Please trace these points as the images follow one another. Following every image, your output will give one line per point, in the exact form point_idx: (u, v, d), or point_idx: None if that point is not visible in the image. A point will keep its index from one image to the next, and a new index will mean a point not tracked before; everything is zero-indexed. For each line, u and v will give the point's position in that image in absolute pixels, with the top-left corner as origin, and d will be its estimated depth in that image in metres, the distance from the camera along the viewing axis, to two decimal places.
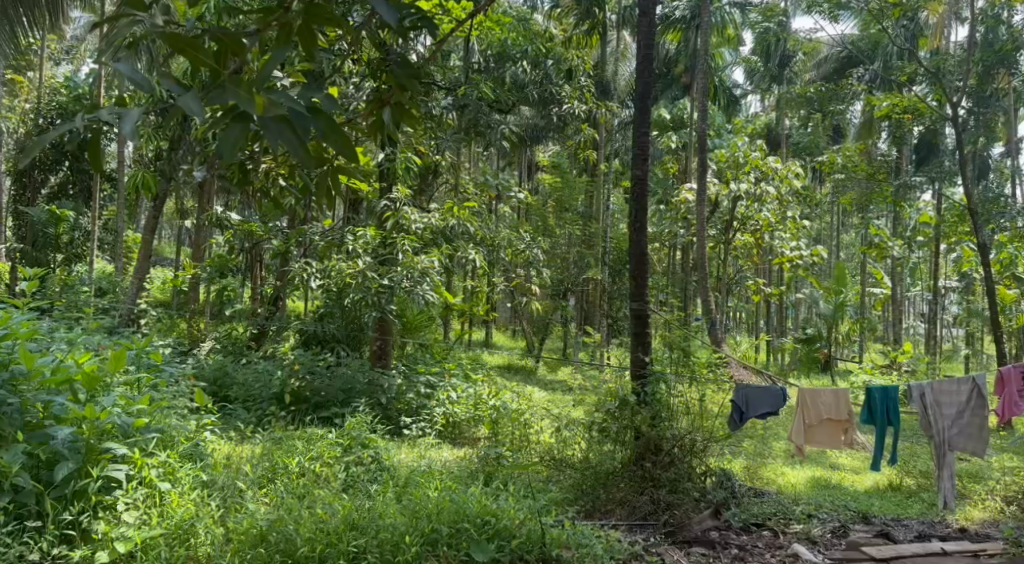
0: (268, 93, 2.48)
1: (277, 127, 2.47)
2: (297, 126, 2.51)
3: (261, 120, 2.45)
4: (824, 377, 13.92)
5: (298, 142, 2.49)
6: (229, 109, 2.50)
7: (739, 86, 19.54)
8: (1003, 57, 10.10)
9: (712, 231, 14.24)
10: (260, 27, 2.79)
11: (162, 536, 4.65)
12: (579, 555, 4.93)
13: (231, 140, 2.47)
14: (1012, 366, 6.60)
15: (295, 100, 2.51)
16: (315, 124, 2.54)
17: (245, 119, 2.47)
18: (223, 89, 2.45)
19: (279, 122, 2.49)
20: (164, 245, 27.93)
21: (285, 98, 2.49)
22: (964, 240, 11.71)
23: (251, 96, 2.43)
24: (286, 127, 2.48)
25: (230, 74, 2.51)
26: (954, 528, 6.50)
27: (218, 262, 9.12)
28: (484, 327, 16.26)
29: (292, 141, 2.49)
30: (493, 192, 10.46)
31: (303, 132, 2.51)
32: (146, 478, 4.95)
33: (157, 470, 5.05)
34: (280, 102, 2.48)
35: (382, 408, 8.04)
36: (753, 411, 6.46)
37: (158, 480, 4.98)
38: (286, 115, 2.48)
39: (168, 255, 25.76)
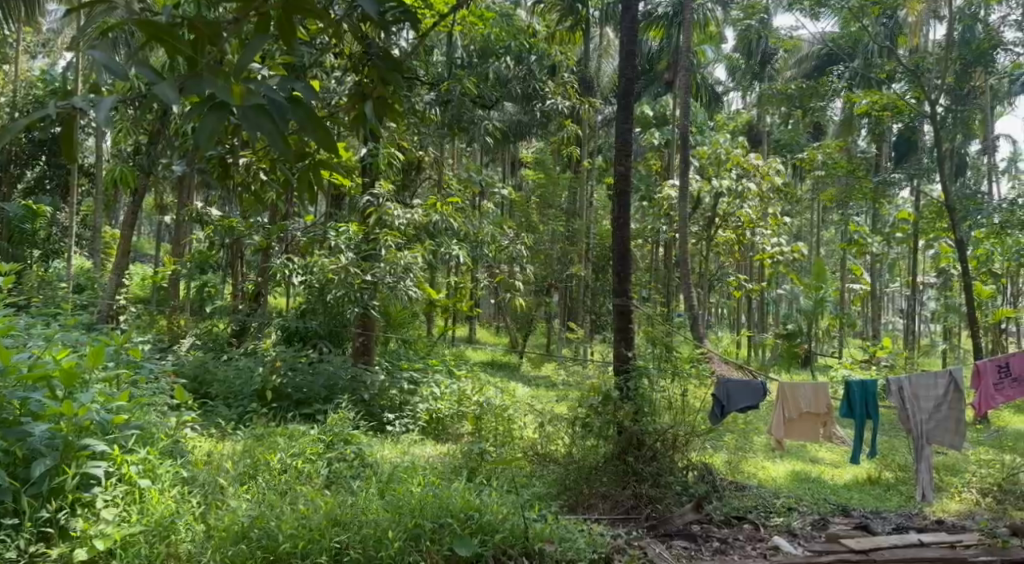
0: (246, 84, 2.48)
1: (256, 116, 2.46)
2: (276, 116, 2.49)
3: (239, 110, 2.44)
4: (805, 372, 14.03)
5: (277, 131, 2.48)
6: (207, 99, 2.50)
7: (722, 83, 19.68)
8: (981, 57, 10.10)
9: (694, 227, 14.29)
10: (240, 17, 2.77)
11: (143, 532, 4.62)
12: (562, 549, 4.97)
13: (208, 129, 2.44)
14: (988, 360, 6.67)
15: (274, 89, 2.50)
16: (293, 115, 2.54)
17: (222, 108, 2.47)
18: (200, 78, 2.46)
19: (258, 112, 2.47)
20: (143, 240, 27.81)
21: (262, 87, 2.49)
22: (942, 236, 11.82)
23: (228, 85, 2.43)
24: (265, 116, 2.47)
25: (207, 64, 2.52)
26: (931, 520, 6.59)
27: (198, 257, 9.09)
28: (466, 324, 16.29)
29: (271, 130, 2.47)
30: (476, 188, 10.49)
31: (281, 122, 2.50)
32: (126, 474, 4.94)
33: (137, 466, 5.02)
34: (257, 91, 2.48)
35: (366, 405, 8.10)
36: (733, 406, 6.51)
37: (138, 477, 4.96)
38: (264, 104, 2.48)
39: (149, 252, 25.69)
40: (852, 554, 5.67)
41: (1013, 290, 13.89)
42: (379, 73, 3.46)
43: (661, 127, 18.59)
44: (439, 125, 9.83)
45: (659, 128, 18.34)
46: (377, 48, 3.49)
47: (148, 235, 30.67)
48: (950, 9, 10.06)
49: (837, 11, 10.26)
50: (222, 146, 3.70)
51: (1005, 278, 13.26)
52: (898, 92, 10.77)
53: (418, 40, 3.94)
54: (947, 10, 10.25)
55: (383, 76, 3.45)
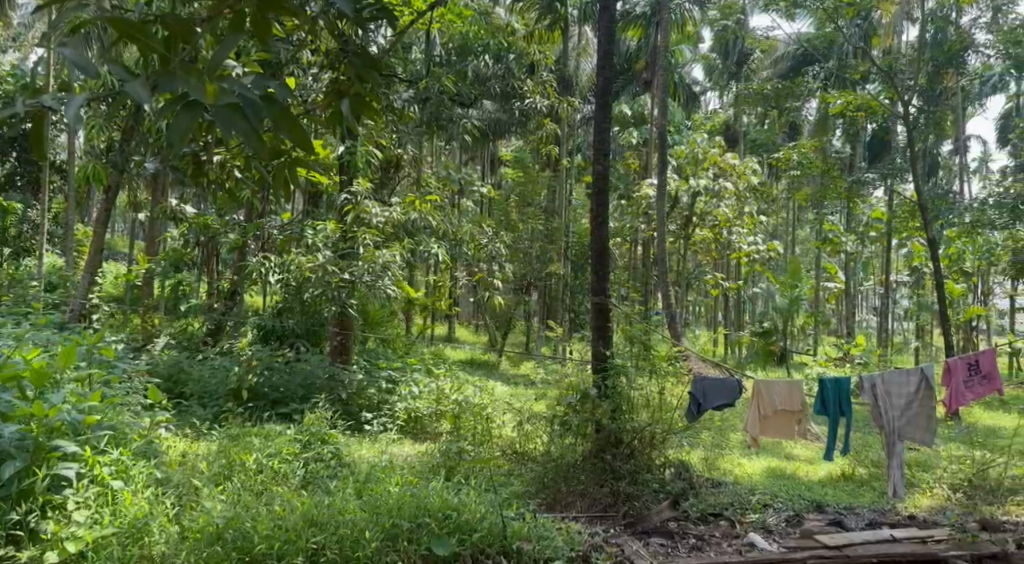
0: (219, 82, 2.48)
1: (229, 114, 2.46)
2: (248, 114, 2.48)
3: (212, 108, 2.44)
4: (780, 370, 14.14)
5: (251, 129, 2.48)
6: (180, 97, 2.51)
7: (698, 83, 19.80)
8: (953, 57, 10.17)
9: (672, 225, 14.31)
10: (213, 15, 2.76)
11: (115, 535, 4.60)
12: (540, 548, 5.01)
13: (181, 128, 2.44)
14: (958, 357, 6.76)
15: (248, 88, 2.50)
16: (267, 113, 2.53)
17: (195, 107, 2.46)
18: (173, 77, 2.46)
19: (231, 110, 2.46)
20: (116, 236, 27.50)
21: (236, 86, 2.48)
22: (915, 235, 11.95)
23: (201, 84, 2.44)
24: (238, 115, 2.47)
25: (180, 62, 2.50)
26: (903, 516, 6.69)
27: (173, 255, 9.03)
28: (445, 322, 16.28)
29: (244, 128, 2.47)
30: (455, 186, 10.49)
31: (255, 120, 2.50)
32: (98, 476, 4.91)
33: (109, 467, 5.02)
34: (232, 89, 2.48)
35: (343, 404, 8.10)
36: (709, 403, 6.54)
37: (110, 479, 4.94)
38: (237, 103, 2.47)
39: (123, 249, 25.50)
40: (827, 550, 5.73)
41: (984, 289, 14.09)
42: (356, 71, 3.46)
43: (639, 126, 18.66)
44: (417, 123, 9.83)
45: (637, 127, 18.41)
46: (353, 46, 3.50)
47: (121, 232, 30.35)
48: (922, 11, 10.17)
49: (812, 11, 10.32)
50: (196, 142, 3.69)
51: (976, 277, 13.43)
52: (872, 92, 10.86)
53: (395, 38, 3.97)
54: (919, 12, 10.38)
55: (359, 74, 3.44)
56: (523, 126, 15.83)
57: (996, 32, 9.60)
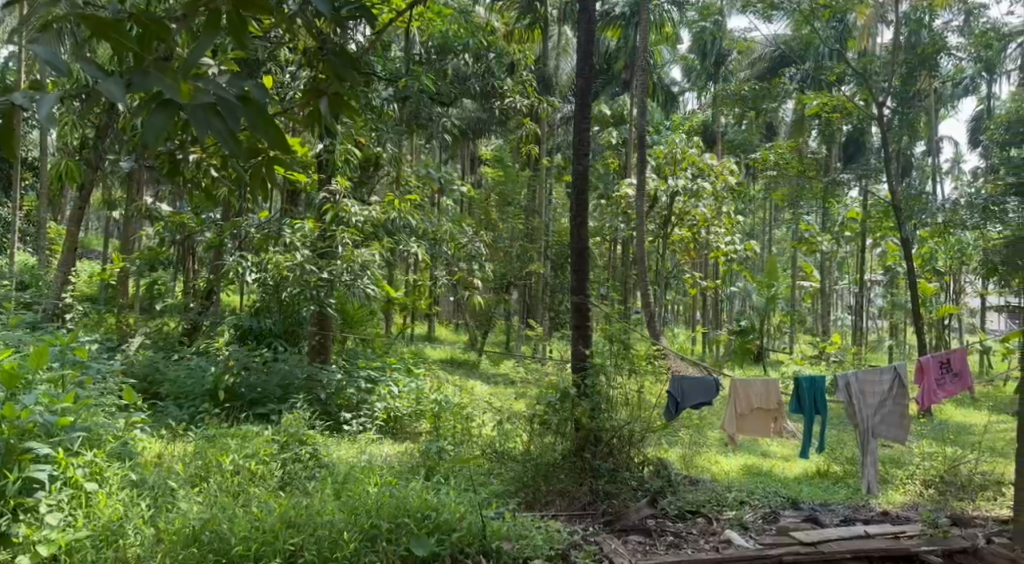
0: (194, 81, 2.47)
1: (205, 114, 2.47)
2: (224, 114, 2.49)
3: (188, 107, 2.45)
4: (757, 368, 14.27)
5: (227, 130, 2.49)
6: (154, 94, 2.50)
7: (677, 84, 19.93)
8: (926, 60, 10.31)
9: (652, 225, 14.39)
10: (189, 13, 2.75)
11: (88, 538, 4.59)
12: (519, 547, 5.09)
13: (156, 127, 2.44)
14: (931, 356, 6.85)
15: (223, 88, 2.50)
16: (243, 114, 2.54)
17: (170, 106, 2.46)
18: (147, 75, 2.45)
19: (206, 110, 2.47)
20: (89, 236, 27.24)
21: (211, 86, 2.48)
22: (888, 234, 12.10)
23: (176, 83, 2.43)
24: (215, 115, 2.48)
25: (155, 60, 2.50)
26: (877, 512, 6.78)
27: (149, 254, 8.97)
28: (425, 322, 16.30)
29: (219, 129, 2.48)
30: (435, 186, 10.52)
31: (231, 121, 2.51)
32: (72, 478, 4.94)
33: (83, 469, 5.03)
34: (207, 89, 2.48)
35: (322, 404, 8.11)
36: (688, 403, 6.65)
37: (84, 481, 4.97)
38: (214, 104, 2.47)
39: (98, 248, 25.35)
40: (802, 546, 5.79)
41: (956, 288, 14.30)
42: (334, 70, 3.48)
43: (619, 125, 18.76)
44: (396, 123, 9.85)
45: (617, 126, 18.52)
46: (332, 45, 3.52)
47: (95, 230, 30.09)
48: (897, 13, 10.29)
49: (789, 13, 10.39)
50: (172, 140, 3.68)
51: (949, 276, 13.62)
52: (848, 93, 10.98)
53: (374, 38, 4.00)
54: (893, 14, 10.51)
55: (338, 73, 3.46)
56: (503, 125, 15.86)
57: (968, 35, 9.73)
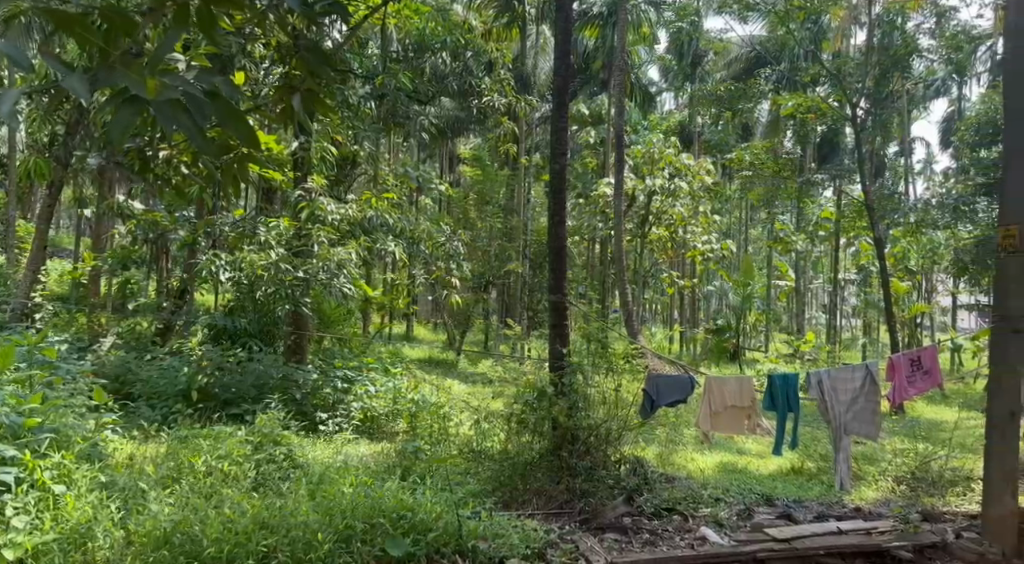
0: (161, 77, 2.48)
1: (171, 109, 2.47)
2: (192, 109, 2.50)
3: (154, 103, 2.46)
4: (733, 366, 14.36)
5: (195, 126, 2.51)
6: (121, 90, 2.50)
7: (655, 84, 20.03)
8: (899, 62, 10.41)
9: (629, 224, 14.45)
10: (157, 8, 2.76)
11: (56, 541, 4.55)
12: (495, 545, 5.12)
13: (121, 123, 2.45)
14: (902, 354, 6.94)
15: (191, 84, 2.53)
16: (211, 109, 2.54)
17: (137, 102, 2.47)
18: (112, 71, 2.45)
19: (173, 106, 2.48)
20: (60, 235, 26.95)
21: (178, 81, 2.49)
22: (862, 234, 12.23)
23: (142, 79, 2.43)
24: (181, 111, 2.49)
25: (120, 56, 2.50)
26: (849, 508, 6.85)
27: (121, 253, 8.89)
28: (402, 322, 16.27)
29: (187, 124, 2.48)
30: (413, 184, 10.52)
31: (199, 117, 2.52)
32: (39, 480, 4.91)
33: (51, 471, 5.02)
34: (175, 85, 2.50)
35: (297, 404, 8.09)
36: (663, 400, 6.78)
37: (51, 483, 4.94)
38: (181, 99, 2.48)
39: (68, 247, 25.06)
40: (776, 543, 5.81)
41: (928, 287, 14.49)
42: (307, 65, 3.49)
43: (596, 125, 18.83)
44: (374, 121, 9.83)
45: (594, 126, 18.58)
46: (305, 40, 3.52)
47: (67, 228, 29.79)
48: (871, 15, 10.39)
49: (765, 14, 10.45)
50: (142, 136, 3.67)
51: (921, 275, 13.80)
52: (822, 94, 11.07)
53: (348, 34, 4.02)
54: (867, 17, 10.63)
55: (312, 69, 3.48)
56: (481, 125, 15.86)
57: (940, 37, 9.83)
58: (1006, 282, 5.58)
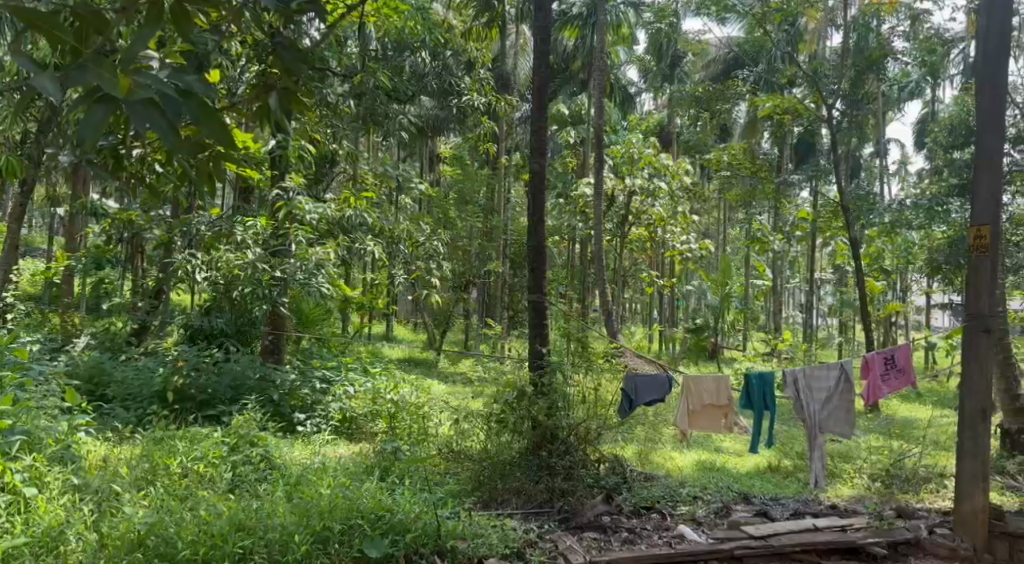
0: (134, 76, 2.45)
1: (144, 108, 2.44)
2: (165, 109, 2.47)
3: (127, 103, 2.44)
4: (711, 365, 14.45)
5: (169, 125, 2.47)
6: (93, 90, 2.47)
7: (634, 84, 20.10)
8: (874, 64, 10.52)
9: (610, 224, 14.49)
10: (130, 5, 2.73)
11: (27, 545, 4.52)
12: (473, 545, 5.15)
13: (94, 122, 2.42)
14: (876, 352, 7.01)
15: (165, 83, 2.50)
16: (186, 109, 2.51)
17: (110, 100, 2.44)
18: (84, 69, 2.43)
19: (147, 106, 2.45)
20: (33, 232, 26.58)
21: (151, 80, 2.46)
22: (838, 234, 12.36)
23: (114, 77, 2.40)
24: (154, 110, 2.46)
25: (92, 54, 2.47)
26: (825, 505, 6.90)
27: (95, 253, 8.82)
28: (382, 321, 16.26)
29: (160, 124, 2.45)
30: (393, 183, 10.51)
31: (173, 117, 2.48)
32: (9, 484, 4.89)
33: (22, 474, 4.99)
34: (148, 84, 2.47)
35: (275, 405, 8.06)
36: (642, 398, 6.71)
37: (24, 486, 4.92)
38: (155, 99, 2.45)
39: (42, 245, 24.84)
40: (752, 540, 5.79)
41: (903, 286, 14.67)
42: (283, 64, 3.48)
43: (577, 125, 18.91)
44: (352, 119, 9.79)
45: (574, 126, 18.65)
46: (282, 37, 3.49)
47: (40, 227, 29.57)
48: (847, 17, 10.50)
49: (742, 15, 10.52)
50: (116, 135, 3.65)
51: (896, 275, 13.96)
52: (798, 95, 11.16)
53: (325, 32, 4.00)
54: (843, 19, 10.73)
55: (287, 68, 3.47)
56: (461, 124, 15.84)
57: (914, 40, 9.93)
58: (976, 283, 5.70)
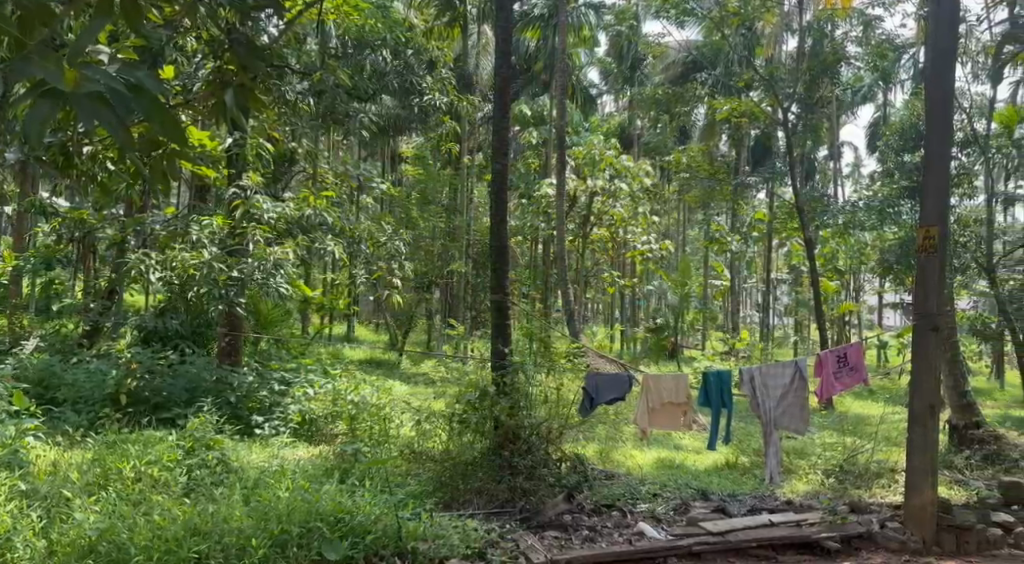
0: (83, 69, 2.35)
1: (91, 104, 2.32)
2: (115, 104, 2.36)
3: (73, 96, 2.32)
4: (671, 363, 14.61)
5: (118, 120, 2.35)
6: (37, 83, 2.38)
7: (595, 85, 20.22)
8: (828, 67, 10.71)
9: (571, 224, 14.59)
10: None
11: None
12: (435, 546, 5.17)
13: (38, 117, 2.36)
14: (829, 350, 7.11)
15: (115, 79, 2.37)
16: (137, 104, 2.41)
17: (55, 94, 2.36)
18: (28, 62, 2.33)
19: (95, 101, 2.33)
20: None
21: (100, 75, 2.35)
22: (793, 235, 12.57)
23: (60, 70, 2.31)
24: (103, 105, 2.34)
25: (39, 47, 2.39)
26: (781, 501, 7.01)
27: (44, 253, 8.68)
28: (343, 322, 16.21)
29: (110, 119, 2.34)
30: (354, 183, 10.47)
31: (125, 112, 2.37)
32: None
33: None
34: (97, 79, 2.35)
35: (231, 408, 8.00)
36: (603, 398, 6.79)
37: None
38: (103, 93, 2.34)
39: None
40: (710, 536, 5.87)
41: (856, 286, 14.96)
42: (240, 60, 3.47)
43: (539, 126, 18.99)
44: (312, 118, 9.74)
45: (536, 126, 18.74)
46: (239, 33, 3.50)
47: None
48: (802, 22, 10.68)
49: (700, 19, 10.62)
50: (66, 132, 3.61)
51: (849, 275, 14.23)
52: (755, 98, 11.29)
53: (283, 28, 3.97)
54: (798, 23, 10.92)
55: (243, 63, 3.47)
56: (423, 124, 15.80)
57: (866, 45, 10.17)
58: (926, 281, 5.82)
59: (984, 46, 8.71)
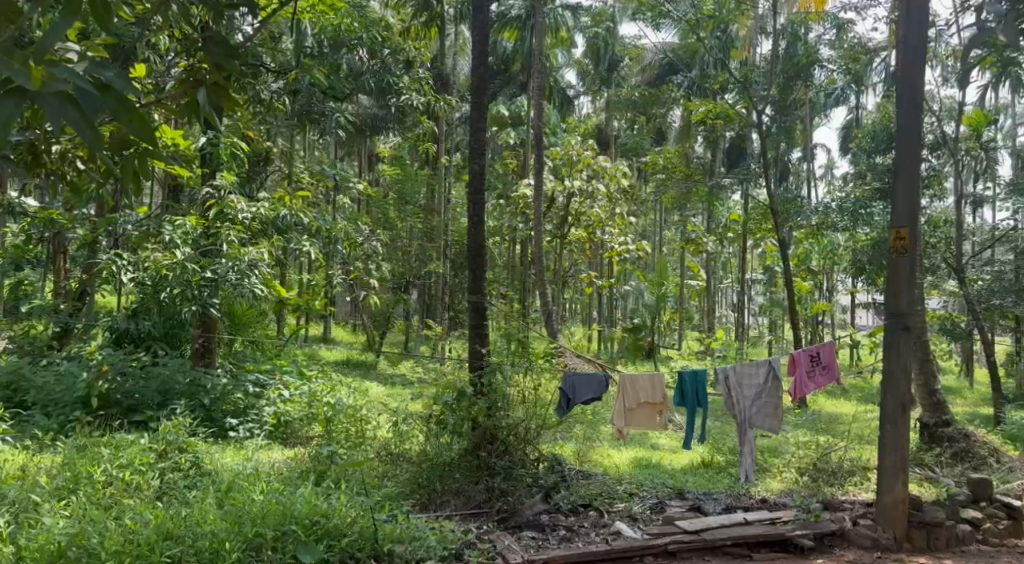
0: (49, 68, 2.33)
1: (58, 101, 2.31)
2: (82, 103, 2.35)
3: (39, 95, 2.30)
4: (648, 363, 14.68)
5: (85, 119, 2.34)
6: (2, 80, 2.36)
7: (572, 86, 20.26)
8: (802, 69, 10.79)
9: (549, 225, 14.62)
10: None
11: None
12: (411, 549, 5.15)
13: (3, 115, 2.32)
14: (803, 349, 7.15)
15: (82, 77, 2.36)
16: (104, 104, 2.40)
17: (20, 93, 2.33)
18: None
19: (62, 99, 2.32)
20: None
21: (67, 74, 2.34)
22: (767, 235, 12.67)
23: (25, 68, 2.29)
24: (70, 103, 2.33)
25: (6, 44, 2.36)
26: (755, 499, 7.07)
27: (13, 253, 8.58)
28: (320, 323, 16.15)
29: (76, 118, 2.32)
30: (330, 183, 10.44)
31: (91, 111, 2.36)
32: None
33: None
34: (63, 77, 2.34)
35: (205, 410, 7.97)
36: (578, 398, 6.82)
37: None
38: (70, 92, 2.33)
39: None
40: (686, 535, 5.91)
41: (830, 286, 15.09)
42: (213, 59, 3.46)
43: (516, 126, 19.00)
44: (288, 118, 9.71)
45: (514, 127, 18.75)
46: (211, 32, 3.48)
47: None
48: (776, 25, 10.75)
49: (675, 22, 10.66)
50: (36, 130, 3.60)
51: (822, 275, 14.36)
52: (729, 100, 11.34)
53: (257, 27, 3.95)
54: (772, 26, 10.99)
55: (216, 62, 3.45)
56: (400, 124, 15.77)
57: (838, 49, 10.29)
58: (896, 281, 5.87)
59: (953, 49, 8.81)
